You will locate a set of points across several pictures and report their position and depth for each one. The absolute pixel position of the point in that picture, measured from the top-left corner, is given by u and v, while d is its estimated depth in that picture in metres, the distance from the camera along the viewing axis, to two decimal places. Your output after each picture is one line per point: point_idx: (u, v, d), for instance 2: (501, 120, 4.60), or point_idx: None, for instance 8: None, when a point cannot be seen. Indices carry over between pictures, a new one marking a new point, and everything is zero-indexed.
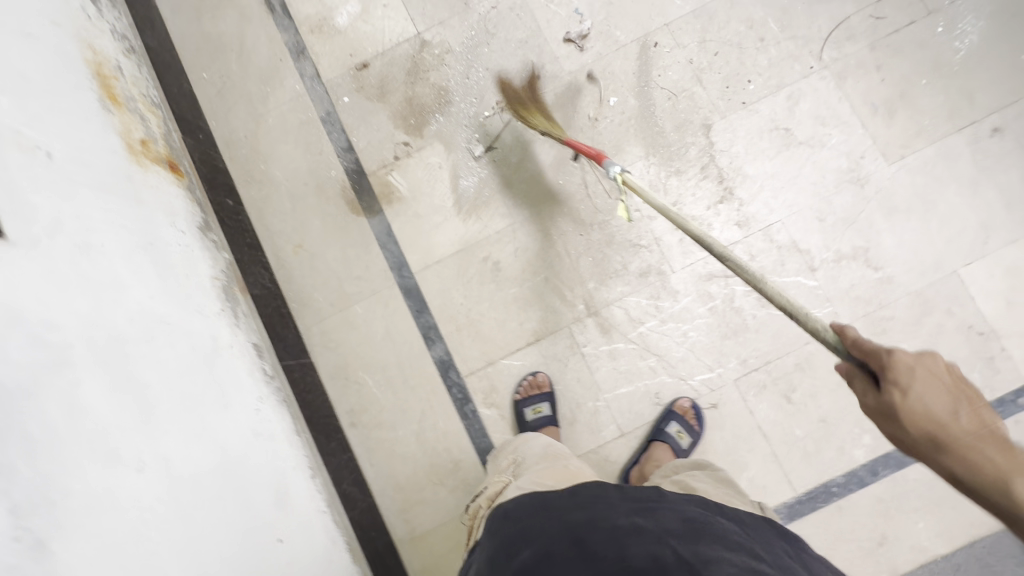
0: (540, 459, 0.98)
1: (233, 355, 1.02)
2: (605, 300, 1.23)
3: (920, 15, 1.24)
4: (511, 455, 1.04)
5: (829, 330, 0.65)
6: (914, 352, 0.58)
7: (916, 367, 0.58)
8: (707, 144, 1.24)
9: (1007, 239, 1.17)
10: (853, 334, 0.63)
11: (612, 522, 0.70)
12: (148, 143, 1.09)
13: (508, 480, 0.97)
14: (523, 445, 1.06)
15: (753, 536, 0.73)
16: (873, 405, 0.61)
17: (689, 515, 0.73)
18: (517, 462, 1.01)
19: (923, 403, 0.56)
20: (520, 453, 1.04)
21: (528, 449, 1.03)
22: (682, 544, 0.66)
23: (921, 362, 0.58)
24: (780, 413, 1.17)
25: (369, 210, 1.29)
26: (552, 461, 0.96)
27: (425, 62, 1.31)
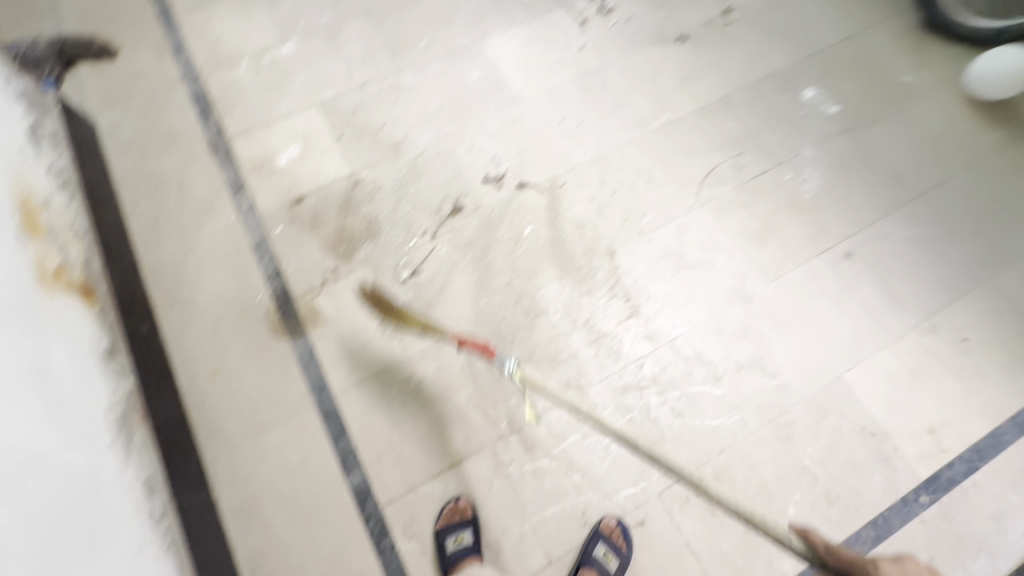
0: None
1: (117, 494, 0.92)
2: (528, 416, 1.24)
3: (771, 166, 1.52)
4: None
5: (801, 543, 0.84)
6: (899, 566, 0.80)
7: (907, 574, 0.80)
8: (612, 268, 1.39)
9: (877, 346, 1.32)
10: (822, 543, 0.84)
11: None
12: (63, 271, 1.07)
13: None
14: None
15: None
16: None
17: None
18: None
19: None
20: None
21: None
22: None
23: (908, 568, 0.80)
24: (706, 527, 1.16)
25: (293, 332, 1.30)
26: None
27: (357, 198, 1.44)
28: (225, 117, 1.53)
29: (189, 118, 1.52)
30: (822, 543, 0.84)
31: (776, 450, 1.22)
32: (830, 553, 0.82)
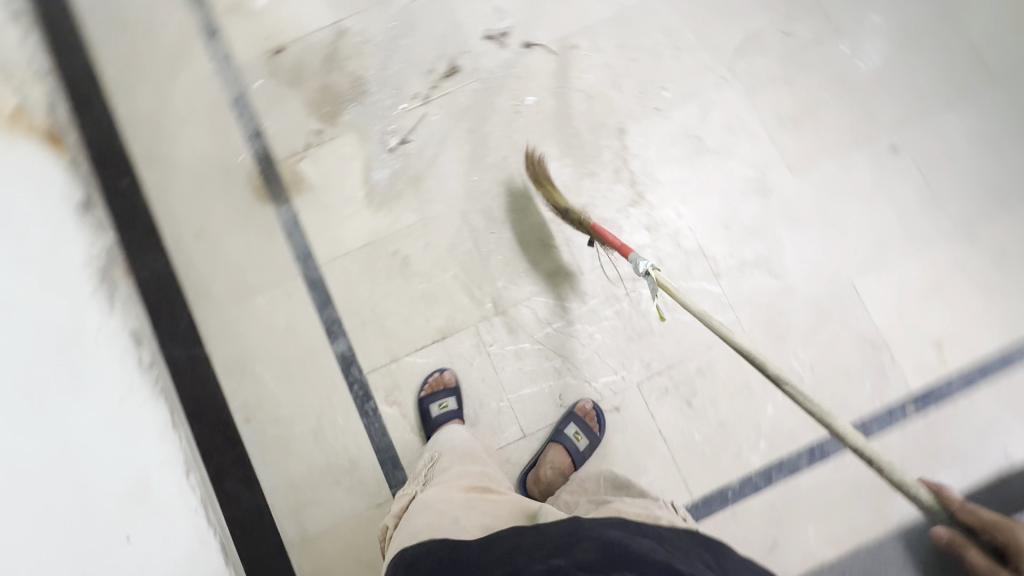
0: (454, 457, 1.00)
1: (102, 341, 0.94)
2: (513, 299, 1.21)
3: (826, 35, 1.28)
4: (429, 454, 1.05)
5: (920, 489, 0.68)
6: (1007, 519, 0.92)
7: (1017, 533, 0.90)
8: (621, 148, 1.25)
9: (900, 253, 1.21)
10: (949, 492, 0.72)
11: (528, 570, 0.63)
12: (22, 113, 1.00)
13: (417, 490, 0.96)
14: (440, 440, 1.07)
15: (673, 552, 0.66)
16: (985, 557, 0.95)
17: (609, 538, 0.65)
18: (433, 460, 1.03)
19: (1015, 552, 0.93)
20: (437, 451, 1.05)
21: (445, 445, 1.04)
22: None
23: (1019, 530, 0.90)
24: (680, 417, 1.17)
25: (277, 198, 1.24)
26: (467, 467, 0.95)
27: (343, 51, 1.29)
28: None
29: None
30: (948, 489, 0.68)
31: (766, 351, 1.18)
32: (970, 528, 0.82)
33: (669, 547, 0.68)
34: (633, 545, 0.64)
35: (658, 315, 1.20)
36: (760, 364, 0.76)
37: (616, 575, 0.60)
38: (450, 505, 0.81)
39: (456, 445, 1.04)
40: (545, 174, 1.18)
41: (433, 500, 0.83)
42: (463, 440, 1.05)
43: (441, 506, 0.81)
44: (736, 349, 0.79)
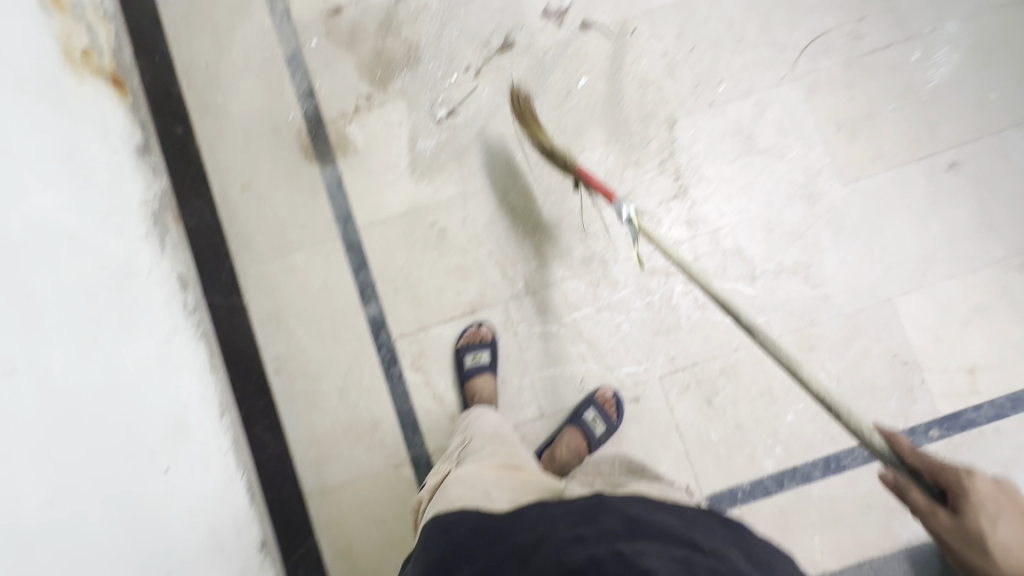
0: (487, 439, 1.00)
1: (153, 282, 0.99)
2: (545, 281, 1.22)
3: (897, 40, 1.22)
4: (461, 435, 1.06)
5: (880, 439, 0.75)
6: (993, 483, 0.66)
7: (997, 496, 0.65)
8: (669, 139, 1.23)
9: (945, 274, 1.18)
10: (905, 445, 0.74)
11: (554, 536, 0.66)
12: (90, 55, 1.04)
13: (449, 467, 0.97)
14: (473, 423, 1.08)
15: (693, 529, 0.69)
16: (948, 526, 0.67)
17: (631, 515, 0.68)
18: (464, 442, 1.04)
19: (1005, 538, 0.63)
20: (469, 432, 1.06)
21: (477, 428, 1.05)
22: (618, 541, 0.62)
23: (1000, 491, 0.66)
24: (698, 415, 1.18)
25: (322, 158, 1.26)
26: (498, 448, 0.97)
27: (399, 16, 1.28)
28: None
29: None
30: (908, 447, 0.73)
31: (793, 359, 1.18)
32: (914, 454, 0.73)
33: (691, 525, 0.70)
34: (653, 522, 0.68)
35: (637, 263, 1.21)
36: (723, 302, 0.93)
37: (641, 541, 0.63)
38: (481, 481, 0.85)
39: (488, 428, 1.05)
40: (528, 110, 1.16)
41: (465, 476, 0.86)
42: (496, 425, 1.06)
43: (473, 482, 0.84)
44: (705, 289, 0.96)
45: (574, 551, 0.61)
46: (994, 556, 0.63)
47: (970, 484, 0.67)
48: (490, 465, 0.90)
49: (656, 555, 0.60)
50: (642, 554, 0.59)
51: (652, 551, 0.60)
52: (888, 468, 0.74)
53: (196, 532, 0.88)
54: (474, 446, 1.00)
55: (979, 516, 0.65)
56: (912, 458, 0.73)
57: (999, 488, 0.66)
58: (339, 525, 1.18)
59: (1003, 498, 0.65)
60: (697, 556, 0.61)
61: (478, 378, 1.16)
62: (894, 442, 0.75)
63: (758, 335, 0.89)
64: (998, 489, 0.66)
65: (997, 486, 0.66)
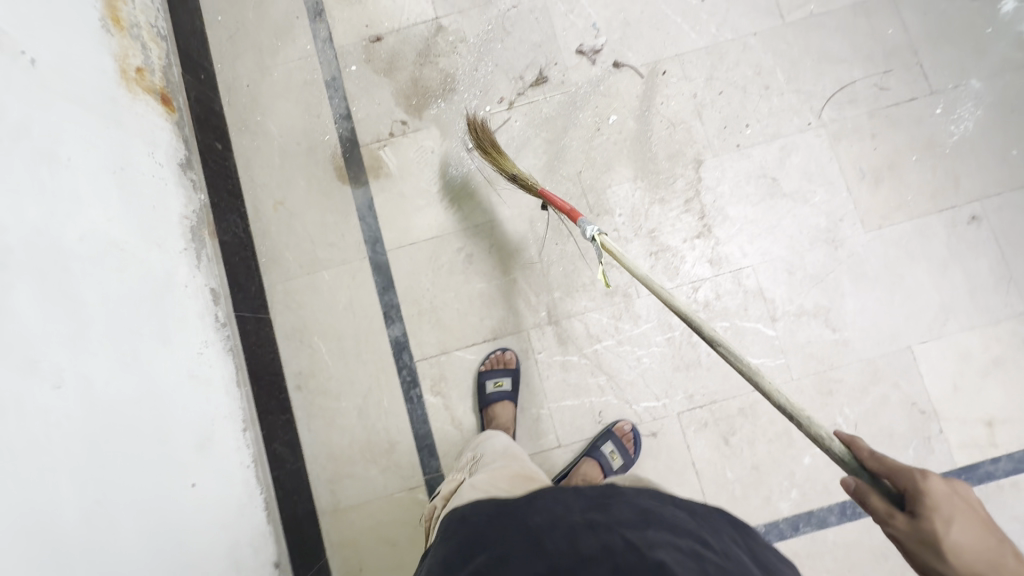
0: (499, 455, 1.01)
1: (189, 295, 1.01)
2: (568, 312, 1.24)
3: (922, 93, 1.26)
4: (473, 451, 1.07)
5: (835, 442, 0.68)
6: (946, 482, 0.59)
7: (951, 497, 0.59)
8: (695, 179, 1.26)
9: (964, 325, 1.19)
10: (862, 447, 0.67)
11: (567, 520, 0.67)
12: (144, 72, 1.08)
13: (464, 476, 0.99)
14: (485, 442, 1.08)
15: (704, 524, 0.70)
16: (907, 534, 0.59)
17: (644, 507, 0.70)
18: (476, 457, 1.05)
19: (957, 540, 0.57)
20: (481, 449, 1.07)
21: (488, 445, 1.06)
22: (631, 530, 0.64)
23: (955, 493, 0.59)
24: (715, 453, 1.18)
25: (355, 180, 1.29)
26: (509, 460, 0.98)
27: (438, 47, 1.32)
28: None
29: None
30: (867, 450, 0.67)
31: (811, 402, 1.19)
32: (874, 458, 0.66)
33: (700, 520, 0.71)
34: (664, 515, 0.69)
35: (606, 282, 1.23)
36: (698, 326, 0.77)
37: (653, 530, 0.65)
38: (495, 488, 0.87)
39: (499, 443, 1.05)
40: (488, 137, 1.17)
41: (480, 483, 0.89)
42: (506, 442, 1.06)
43: (487, 488, 0.87)
44: (676, 311, 0.80)
45: (587, 539, 0.63)
46: (948, 560, 0.57)
47: (923, 486, 0.59)
48: (505, 474, 0.92)
49: (667, 548, 0.61)
50: (654, 547, 0.61)
51: (663, 541, 0.63)
52: (849, 474, 0.67)
53: (216, 551, 0.88)
54: (486, 460, 1.01)
55: (935, 519, 0.58)
56: (869, 460, 0.66)
57: (951, 489, 0.59)
58: (349, 545, 1.18)
59: (956, 498, 0.58)
60: (708, 551, 0.63)
61: (498, 405, 1.16)
62: (852, 445, 0.68)
63: (723, 350, 0.75)
64: (952, 489, 0.59)
65: (951, 487, 0.59)
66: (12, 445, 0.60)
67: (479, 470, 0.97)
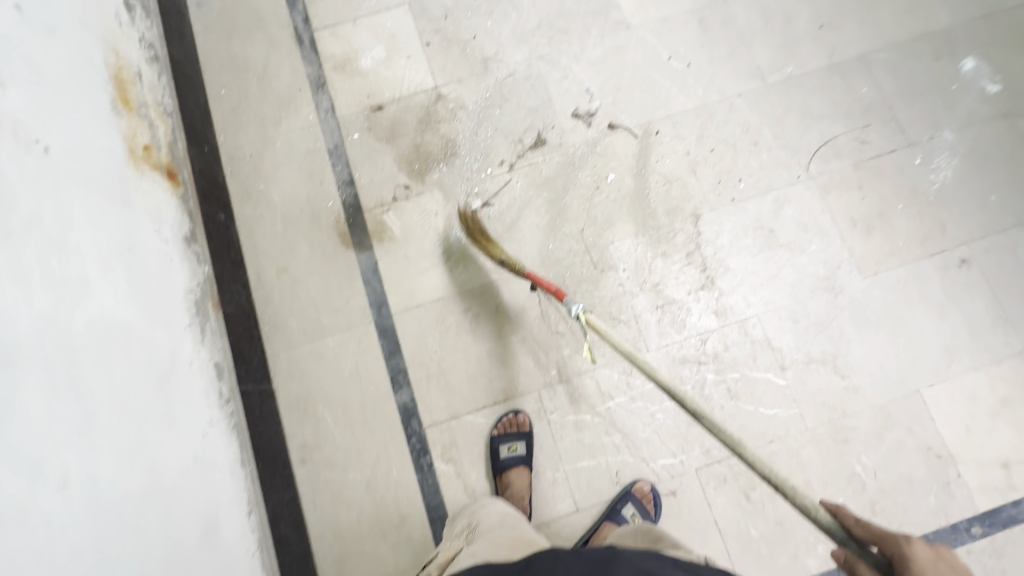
0: (495, 526, 0.94)
1: (192, 373, 0.98)
2: (579, 369, 1.22)
3: (901, 145, 1.33)
4: (467, 520, 1.01)
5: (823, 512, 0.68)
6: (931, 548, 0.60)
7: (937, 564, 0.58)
8: (694, 233, 1.29)
9: (968, 365, 1.21)
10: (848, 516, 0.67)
11: None
12: (151, 150, 1.09)
13: (460, 548, 0.93)
14: (480, 510, 1.02)
15: None
16: None
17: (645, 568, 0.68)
18: (471, 527, 0.98)
19: None
20: (476, 518, 1.00)
21: (484, 514, 0.99)
22: None
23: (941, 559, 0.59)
24: (737, 510, 1.15)
25: (359, 245, 1.29)
26: (507, 530, 0.92)
27: (438, 114, 1.36)
28: (312, 5, 1.43)
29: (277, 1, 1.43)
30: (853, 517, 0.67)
31: (828, 451, 1.18)
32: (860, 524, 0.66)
33: None
34: None
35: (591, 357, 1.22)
36: (681, 398, 0.81)
37: None
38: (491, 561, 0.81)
39: (495, 512, 0.99)
40: (477, 225, 1.25)
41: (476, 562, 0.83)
42: (503, 510, 0.99)
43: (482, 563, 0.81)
44: (660, 384, 0.85)
45: None
46: None
47: (910, 553, 0.60)
48: (504, 543, 0.88)
49: None
50: None
51: None
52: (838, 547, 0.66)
53: None
54: (482, 529, 0.94)
55: None
56: (856, 528, 0.66)
57: (937, 555, 0.59)
58: None
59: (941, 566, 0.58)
60: None
61: (513, 471, 1.13)
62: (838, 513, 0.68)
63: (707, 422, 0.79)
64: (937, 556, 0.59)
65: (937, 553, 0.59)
66: (19, 558, 0.56)
67: (476, 540, 0.92)
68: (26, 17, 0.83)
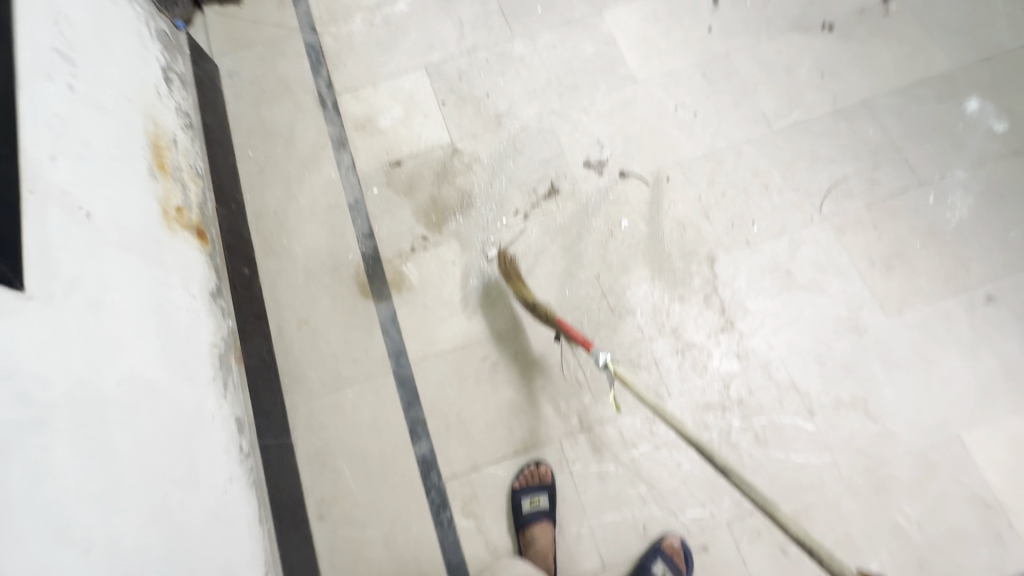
0: None
1: (214, 428, 0.99)
2: (600, 417, 1.20)
3: (912, 185, 1.34)
4: None
5: None
6: None
7: None
8: (711, 276, 1.29)
9: (1007, 408, 1.16)
10: None
11: None
12: (183, 210, 1.14)
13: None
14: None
15: None
16: None
17: None
18: None
19: None
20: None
21: None
22: None
23: None
24: (775, 566, 1.09)
25: (378, 295, 1.31)
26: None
27: (454, 168, 1.41)
28: (335, 71, 1.52)
29: (302, 69, 1.53)
30: None
31: (867, 501, 1.12)
32: None
33: None
34: None
35: (615, 406, 1.20)
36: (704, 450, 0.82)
37: None
38: None
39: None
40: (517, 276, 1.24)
41: None
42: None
43: None
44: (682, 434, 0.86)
45: None
46: None
47: None
48: None
49: None
50: None
51: None
52: None
53: None
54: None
55: None
56: None
57: None
58: None
59: None
60: None
61: (537, 526, 1.09)
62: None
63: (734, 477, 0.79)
64: None
65: None
66: None
67: None
68: (77, 95, 0.90)
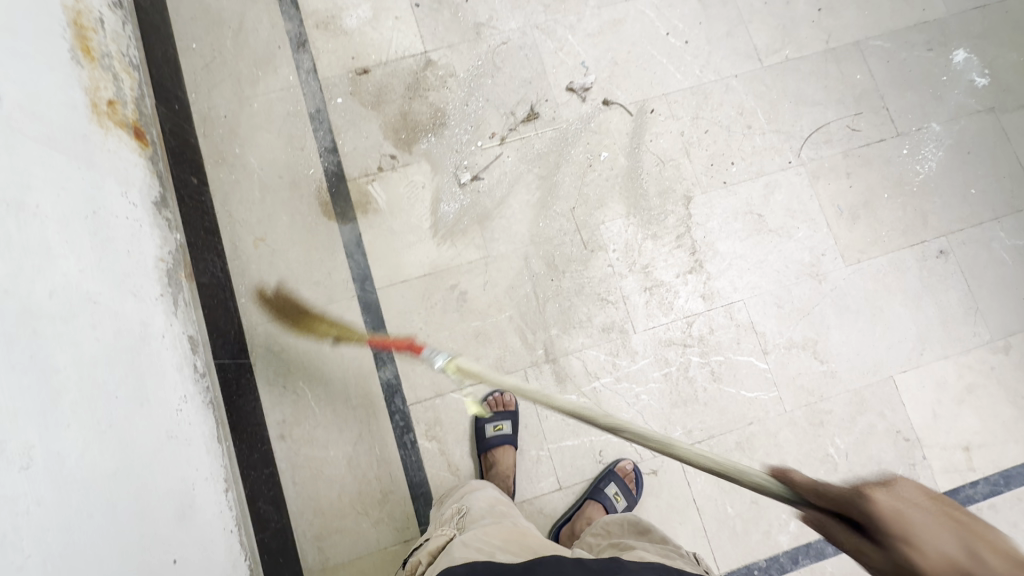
0: (486, 513, 0.92)
1: (164, 346, 0.94)
2: (567, 349, 1.22)
3: (890, 135, 1.34)
4: (456, 504, 0.98)
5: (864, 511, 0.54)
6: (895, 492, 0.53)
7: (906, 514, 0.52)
8: (685, 215, 1.28)
9: (939, 354, 1.25)
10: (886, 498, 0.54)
11: None
12: (115, 105, 1.01)
13: (452, 534, 0.89)
14: (470, 495, 1.00)
15: None
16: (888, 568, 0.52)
17: None
18: (461, 511, 0.95)
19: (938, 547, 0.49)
20: (466, 503, 0.98)
21: (474, 499, 0.97)
22: None
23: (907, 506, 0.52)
24: (716, 489, 1.18)
25: (342, 216, 1.24)
26: (499, 519, 0.90)
27: (426, 81, 1.30)
28: None
29: None
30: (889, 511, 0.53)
31: (804, 433, 1.21)
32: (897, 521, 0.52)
33: None
34: None
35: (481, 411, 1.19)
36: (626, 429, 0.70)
37: None
38: (489, 545, 0.80)
39: (485, 498, 0.98)
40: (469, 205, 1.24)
41: (472, 540, 0.81)
42: (493, 497, 0.99)
43: (479, 545, 0.79)
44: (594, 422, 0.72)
45: None
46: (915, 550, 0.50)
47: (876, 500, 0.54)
48: (498, 531, 0.85)
49: None
50: None
51: None
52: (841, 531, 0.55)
53: None
54: (473, 516, 0.92)
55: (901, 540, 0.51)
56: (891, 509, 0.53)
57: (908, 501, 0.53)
58: None
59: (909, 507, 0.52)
60: None
61: (499, 449, 1.13)
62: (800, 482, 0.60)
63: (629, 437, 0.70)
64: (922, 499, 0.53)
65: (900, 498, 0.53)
66: None
67: (469, 527, 0.88)
68: None
